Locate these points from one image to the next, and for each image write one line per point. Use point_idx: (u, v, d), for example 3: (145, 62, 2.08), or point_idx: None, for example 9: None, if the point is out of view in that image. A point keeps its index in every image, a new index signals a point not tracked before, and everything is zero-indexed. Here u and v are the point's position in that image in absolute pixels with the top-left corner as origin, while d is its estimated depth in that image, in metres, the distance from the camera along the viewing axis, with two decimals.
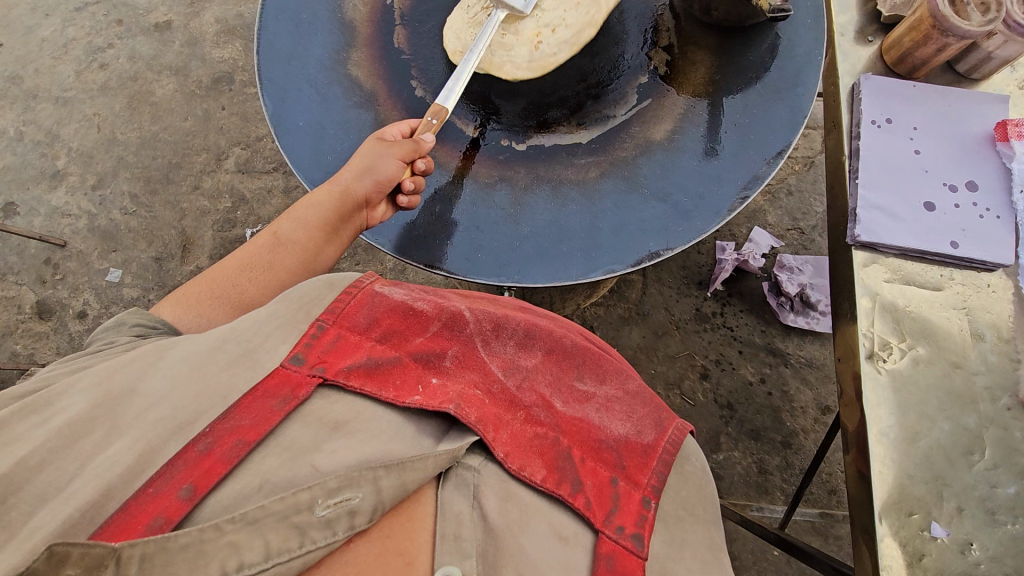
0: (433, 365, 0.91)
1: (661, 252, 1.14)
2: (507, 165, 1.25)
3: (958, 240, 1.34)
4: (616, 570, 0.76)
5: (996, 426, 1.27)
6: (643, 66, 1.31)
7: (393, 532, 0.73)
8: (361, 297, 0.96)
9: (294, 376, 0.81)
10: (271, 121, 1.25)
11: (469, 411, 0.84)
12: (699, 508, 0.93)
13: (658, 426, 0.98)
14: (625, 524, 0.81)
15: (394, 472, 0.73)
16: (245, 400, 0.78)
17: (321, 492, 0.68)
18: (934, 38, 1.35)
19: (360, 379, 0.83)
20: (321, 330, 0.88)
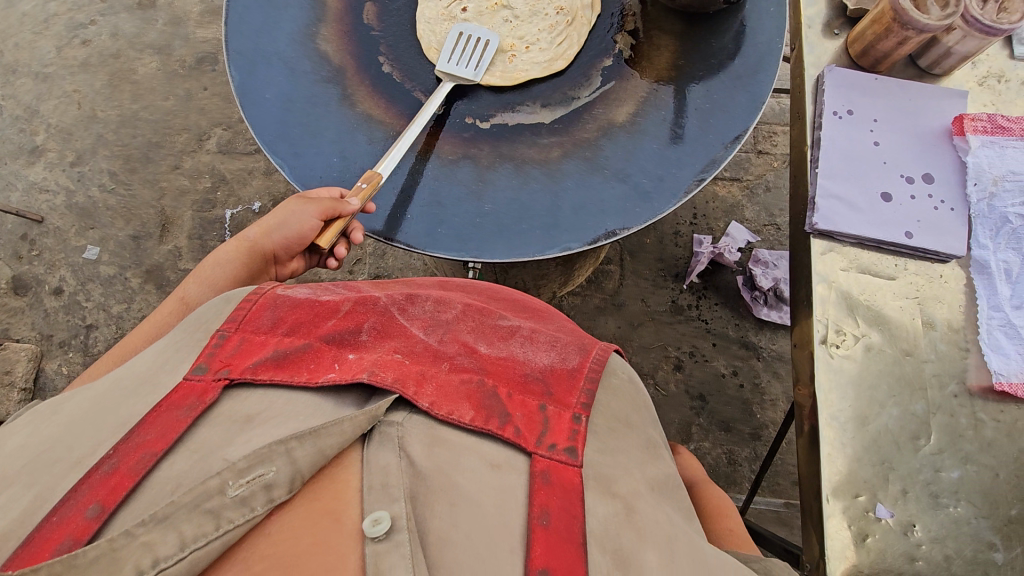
0: (348, 343, 0.92)
1: (617, 231, 1.15)
2: (472, 142, 1.26)
3: (913, 230, 1.37)
4: (553, 480, 0.81)
5: (943, 412, 1.30)
6: (608, 50, 1.33)
7: (317, 495, 0.71)
8: (263, 301, 0.97)
9: (197, 385, 0.81)
10: (238, 93, 1.26)
11: (385, 374, 0.85)
12: (627, 418, 1.02)
13: (582, 351, 1.06)
14: (558, 440, 0.86)
15: (308, 441, 0.72)
16: (148, 417, 0.76)
17: (231, 474, 0.67)
18: (895, 31, 1.38)
19: (270, 371, 0.84)
20: (225, 337, 0.89)
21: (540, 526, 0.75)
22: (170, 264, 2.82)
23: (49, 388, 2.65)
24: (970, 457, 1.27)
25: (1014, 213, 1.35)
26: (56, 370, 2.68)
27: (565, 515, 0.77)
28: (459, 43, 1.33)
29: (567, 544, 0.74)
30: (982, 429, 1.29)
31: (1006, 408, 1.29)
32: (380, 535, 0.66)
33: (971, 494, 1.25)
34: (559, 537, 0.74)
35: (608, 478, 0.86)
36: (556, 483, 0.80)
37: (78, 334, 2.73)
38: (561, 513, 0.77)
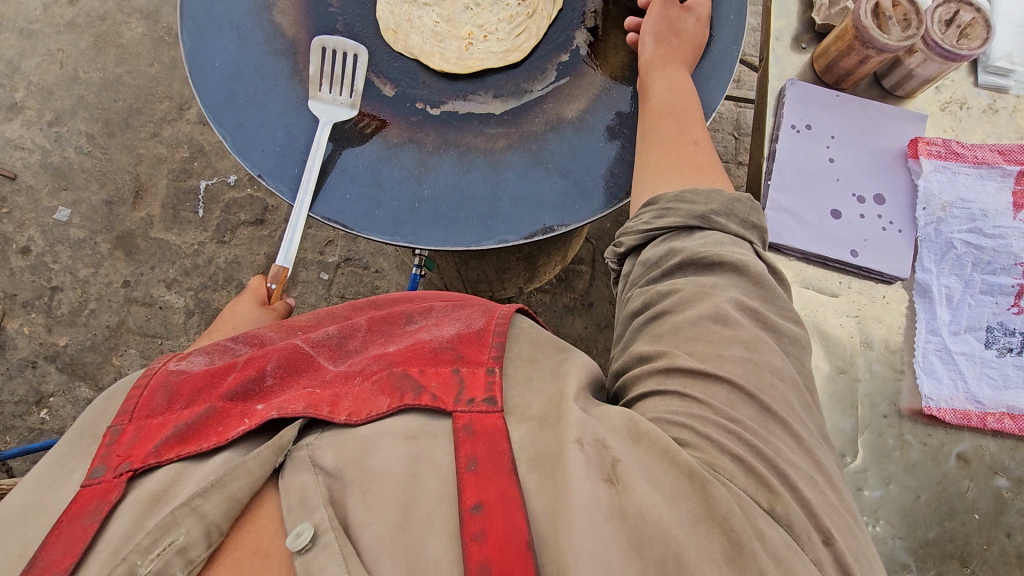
0: (254, 394, 0.91)
1: (554, 228, 1.16)
2: (419, 126, 1.24)
3: (858, 249, 1.37)
4: (475, 431, 0.78)
5: (871, 431, 1.30)
6: (565, 45, 1.30)
7: (240, 543, 0.73)
8: (154, 383, 0.93)
9: (98, 487, 0.78)
10: (187, 60, 1.25)
11: (296, 405, 0.86)
12: (538, 354, 0.96)
13: (487, 314, 1.04)
14: (476, 395, 0.83)
15: (213, 495, 0.73)
16: (49, 537, 0.73)
17: (138, 555, 0.70)
18: (857, 49, 1.37)
19: (174, 448, 0.83)
20: (119, 431, 0.85)
21: (469, 473, 0.72)
22: (140, 232, 2.81)
23: (10, 346, 2.65)
24: (893, 478, 1.28)
25: (959, 239, 1.35)
26: (18, 329, 2.68)
27: (493, 458, 0.73)
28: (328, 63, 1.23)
29: (499, 477, 0.71)
30: (908, 451, 1.30)
31: (933, 431, 1.31)
32: (304, 546, 0.68)
33: (890, 514, 1.26)
34: (489, 473, 0.72)
35: (522, 404, 0.83)
36: (479, 432, 0.77)
37: (43, 295, 2.73)
38: (488, 456, 0.74)
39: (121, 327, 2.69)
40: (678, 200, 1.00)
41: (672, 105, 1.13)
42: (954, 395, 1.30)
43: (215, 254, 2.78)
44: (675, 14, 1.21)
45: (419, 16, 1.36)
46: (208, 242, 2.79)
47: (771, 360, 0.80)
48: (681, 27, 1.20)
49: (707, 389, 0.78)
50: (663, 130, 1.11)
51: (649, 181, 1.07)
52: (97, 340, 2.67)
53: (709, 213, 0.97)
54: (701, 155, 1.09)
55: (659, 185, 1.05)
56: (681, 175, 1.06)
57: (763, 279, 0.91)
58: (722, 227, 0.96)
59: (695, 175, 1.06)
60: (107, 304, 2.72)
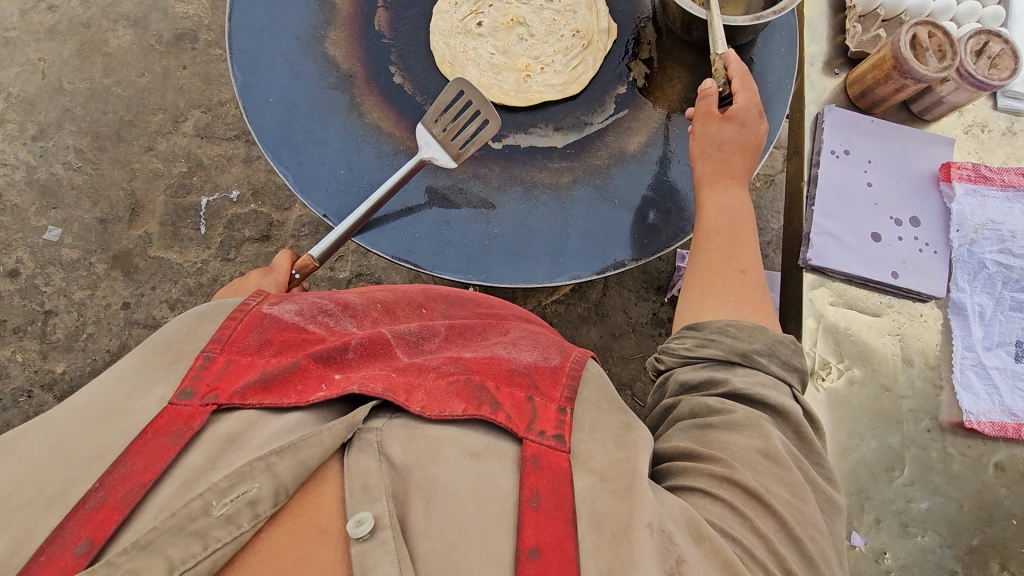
0: (336, 361, 0.94)
1: (625, 262, 1.17)
2: (482, 162, 1.24)
3: (898, 271, 1.43)
4: (542, 465, 0.81)
5: (917, 445, 1.37)
6: (623, 77, 1.32)
7: (302, 510, 0.73)
8: (248, 321, 0.97)
9: (185, 410, 0.81)
10: (241, 96, 1.21)
11: (375, 385, 0.88)
12: (606, 402, 0.97)
13: (563, 353, 1.07)
14: (546, 428, 0.86)
15: (288, 455, 0.74)
16: (133, 445, 0.76)
17: (214, 495, 0.70)
18: (894, 77, 1.42)
19: (258, 394, 0.85)
20: (210, 359, 0.88)
21: (530, 508, 0.76)
22: (138, 250, 2.70)
23: (2, 376, 2.53)
24: (938, 489, 1.35)
25: (990, 260, 1.43)
26: (10, 357, 2.55)
27: (554, 496, 0.78)
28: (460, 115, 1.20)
29: (557, 522, 0.75)
30: (951, 463, 1.37)
31: (972, 443, 1.38)
32: (363, 535, 0.69)
33: (937, 524, 1.34)
34: (549, 516, 0.75)
35: (588, 452, 0.85)
36: (546, 468, 0.81)
37: (35, 320, 2.60)
38: (550, 494, 0.78)
39: (122, 351, 2.59)
40: (721, 331, 1.02)
41: (726, 224, 1.13)
42: (991, 408, 1.38)
43: (220, 272, 2.69)
44: (714, 127, 1.16)
45: (474, 48, 1.34)
46: (211, 260, 2.70)
47: (816, 513, 0.81)
48: (725, 139, 1.15)
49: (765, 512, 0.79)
50: (715, 251, 1.12)
51: (695, 302, 1.10)
52: (98, 366, 2.57)
53: (751, 352, 0.98)
54: (750, 286, 1.08)
55: (704, 310, 1.07)
56: (727, 304, 1.06)
57: (803, 431, 0.92)
58: (764, 368, 0.97)
59: (744, 309, 1.05)
60: (105, 327, 2.61)
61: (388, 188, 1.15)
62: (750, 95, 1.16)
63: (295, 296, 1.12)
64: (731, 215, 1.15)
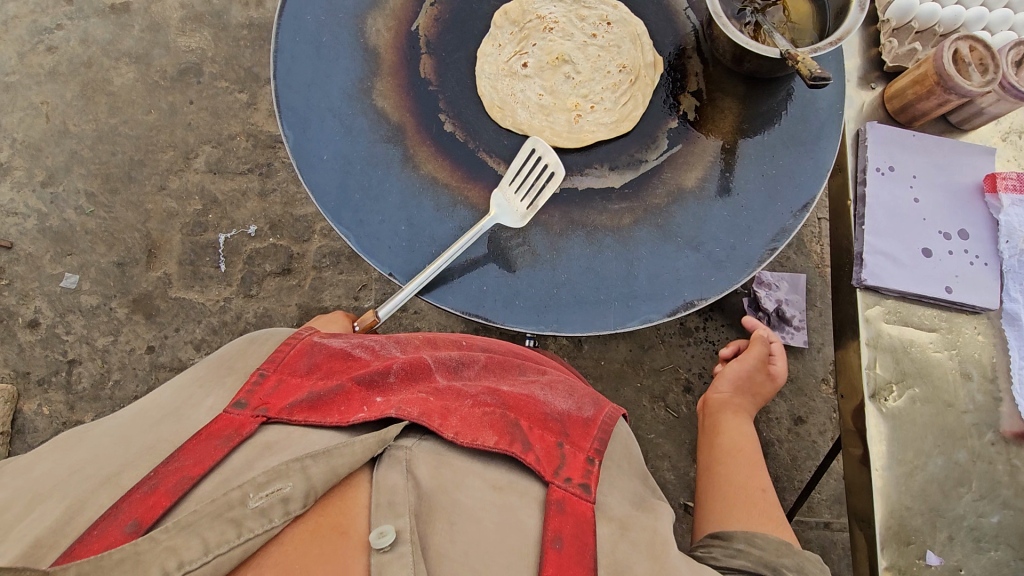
0: (378, 385, 1.05)
1: (695, 303, 1.17)
2: (542, 207, 1.23)
3: (951, 285, 1.43)
4: (566, 509, 0.92)
5: (983, 460, 1.38)
6: (673, 111, 1.31)
7: (325, 510, 0.84)
8: (300, 347, 1.14)
9: (237, 419, 0.95)
10: (295, 156, 1.20)
11: (412, 409, 0.99)
12: (625, 463, 1.13)
13: (597, 405, 1.18)
14: (573, 476, 0.98)
15: (321, 460, 0.84)
16: (189, 444, 0.90)
17: (251, 488, 0.79)
18: (938, 93, 1.42)
19: (304, 412, 0.98)
20: (263, 376, 1.04)
21: (553, 549, 0.86)
22: (159, 292, 2.66)
23: (30, 430, 2.48)
24: (1007, 502, 1.36)
25: None
26: (37, 410, 2.51)
27: (576, 542, 0.88)
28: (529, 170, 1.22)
29: (577, 565, 0.85)
30: (1017, 475, 1.38)
31: None
32: (384, 547, 0.78)
33: (1009, 537, 1.35)
34: (569, 558, 0.86)
35: (607, 504, 0.98)
36: (569, 512, 0.92)
37: (60, 370, 2.56)
38: (571, 538, 0.88)
39: None
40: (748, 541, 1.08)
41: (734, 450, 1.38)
42: None
43: (244, 309, 2.66)
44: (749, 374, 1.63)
45: (522, 90, 1.32)
46: (234, 297, 2.67)
47: None
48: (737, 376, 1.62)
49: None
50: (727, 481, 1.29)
51: (719, 516, 1.21)
52: None
53: (779, 566, 1.01)
54: (768, 505, 1.21)
55: (727, 522, 1.18)
56: (750, 517, 1.18)
57: None
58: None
59: (769, 525, 1.15)
60: (131, 373, 2.57)
61: (457, 249, 1.15)
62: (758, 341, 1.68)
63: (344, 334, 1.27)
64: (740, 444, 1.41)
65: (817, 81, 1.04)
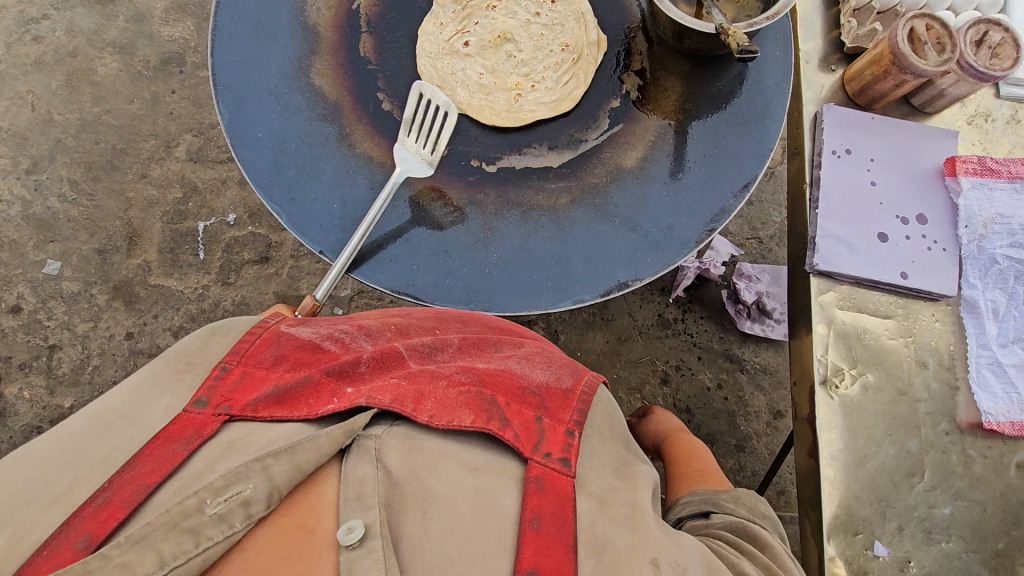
0: (348, 376, 0.92)
1: (629, 283, 1.15)
2: (478, 186, 1.22)
3: (908, 271, 1.40)
4: (545, 486, 0.82)
5: (936, 449, 1.34)
6: (615, 90, 1.29)
7: (290, 510, 0.73)
8: (267, 336, 1.00)
9: (196, 418, 0.82)
10: (229, 133, 1.20)
11: (383, 396, 0.86)
12: (604, 430, 1.05)
13: (574, 375, 1.09)
14: (553, 449, 0.87)
15: (284, 457, 0.74)
16: (145, 449, 0.77)
17: (209, 493, 0.69)
18: (894, 73, 1.38)
19: (270, 408, 0.85)
20: (226, 370, 0.90)
21: (531, 529, 0.76)
22: (138, 279, 2.69)
23: (10, 414, 2.52)
24: (960, 493, 1.32)
25: (1001, 255, 1.39)
26: (17, 394, 2.55)
27: (555, 519, 0.78)
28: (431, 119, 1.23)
29: (558, 546, 0.75)
30: (972, 466, 1.33)
31: (993, 443, 1.34)
32: (353, 543, 0.68)
33: (962, 529, 1.30)
34: (549, 539, 0.75)
35: (586, 477, 0.89)
36: (549, 489, 0.82)
37: (41, 355, 2.59)
38: (551, 516, 0.78)
39: None
40: (692, 496, 1.25)
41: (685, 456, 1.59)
42: (1010, 407, 1.34)
43: (221, 296, 2.68)
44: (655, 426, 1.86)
45: (462, 69, 1.32)
46: (212, 285, 2.69)
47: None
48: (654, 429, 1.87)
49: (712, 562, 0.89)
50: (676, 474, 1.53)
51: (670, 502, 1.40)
52: None
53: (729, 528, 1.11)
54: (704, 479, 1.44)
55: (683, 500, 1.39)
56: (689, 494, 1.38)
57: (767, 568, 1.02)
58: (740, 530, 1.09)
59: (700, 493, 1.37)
60: (110, 359, 2.60)
61: (373, 218, 1.13)
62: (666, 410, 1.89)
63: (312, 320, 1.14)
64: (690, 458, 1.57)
65: (744, 55, 1.03)
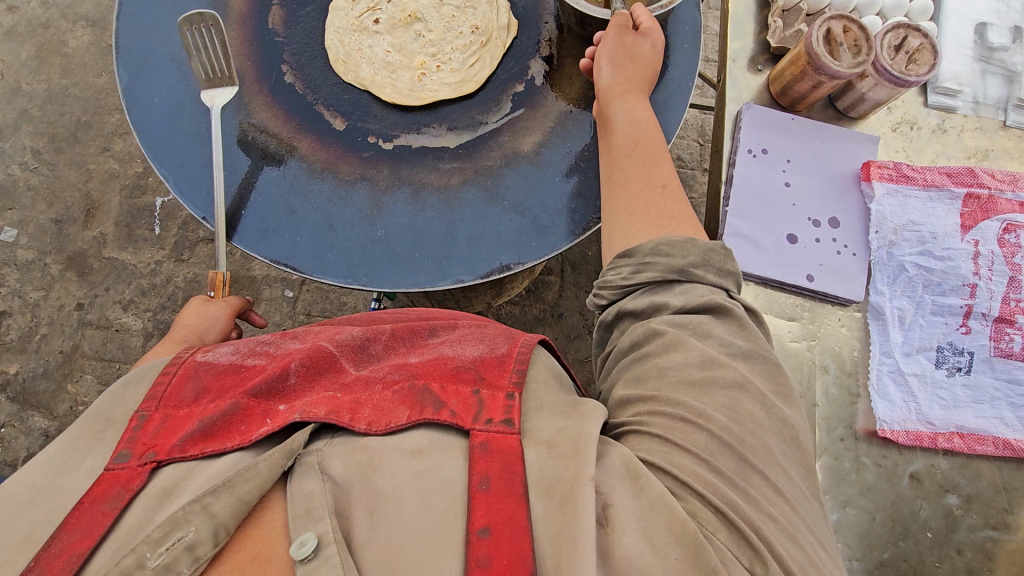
0: (279, 391, 0.99)
1: (510, 267, 1.14)
2: (371, 163, 1.22)
3: (814, 274, 1.38)
4: (490, 449, 0.81)
5: (829, 454, 1.32)
6: (521, 75, 1.29)
7: (243, 545, 0.76)
8: (183, 372, 1.03)
9: (122, 473, 0.83)
10: (126, 97, 1.22)
11: (318, 409, 0.90)
12: (551, 380, 1.01)
13: (510, 341, 1.09)
14: (494, 415, 0.87)
15: (223, 493, 0.76)
16: (70, 517, 0.78)
17: (149, 547, 0.73)
18: (810, 74, 1.37)
19: (198, 443, 0.87)
20: (145, 418, 0.92)
21: (480, 491, 0.76)
22: (93, 252, 2.70)
23: None
24: (850, 500, 1.30)
25: (910, 262, 1.38)
26: None
27: (504, 476, 0.78)
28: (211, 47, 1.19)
29: (508, 499, 0.75)
30: (864, 473, 1.32)
31: (888, 452, 1.33)
32: (307, 556, 0.70)
33: (847, 536, 1.28)
34: (500, 494, 0.76)
35: (538, 428, 0.86)
36: (495, 452, 0.81)
37: None
38: (499, 474, 0.78)
39: (74, 353, 2.58)
40: (654, 253, 0.99)
41: (636, 147, 1.11)
42: (907, 417, 1.33)
43: (174, 273, 2.69)
44: (629, 39, 1.18)
45: (369, 46, 1.32)
46: (165, 261, 2.70)
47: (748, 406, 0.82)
48: (636, 52, 1.18)
49: (682, 432, 0.80)
50: (628, 171, 1.10)
51: (622, 229, 1.07)
52: (50, 367, 2.57)
53: (688, 266, 0.96)
54: (670, 201, 1.06)
55: (632, 237, 1.04)
56: (651, 224, 1.04)
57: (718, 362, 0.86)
58: (701, 279, 0.96)
59: (669, 224, 1.03)
60: (59, 329, 2.61)
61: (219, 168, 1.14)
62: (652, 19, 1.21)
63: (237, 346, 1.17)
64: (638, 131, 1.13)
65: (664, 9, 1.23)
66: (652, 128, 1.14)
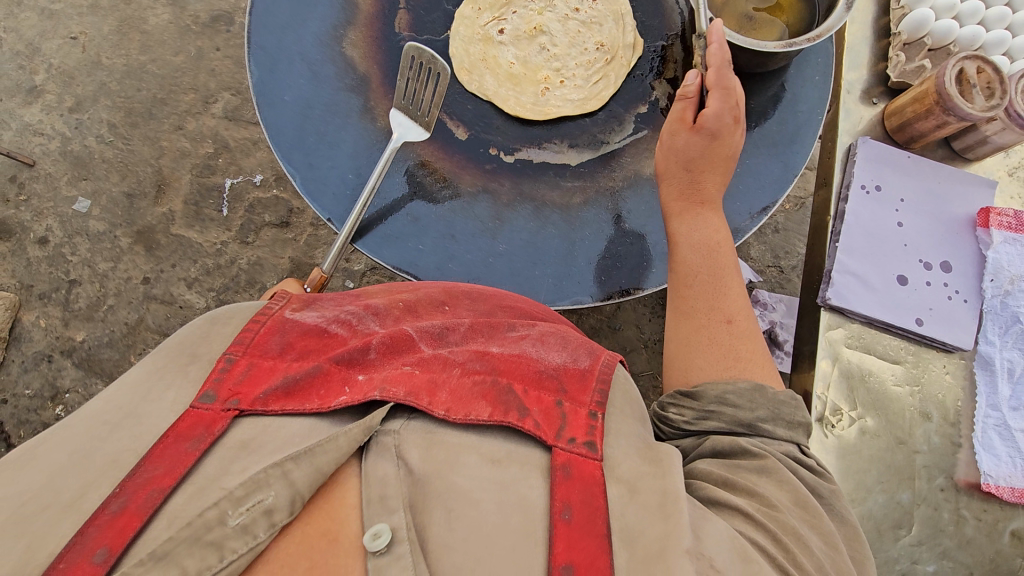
0: (358, 363, 0.91)
1: (632, 292, 1.15)
2: (493, 175, 1.23)
3: (923, 318, 1.35)
4: (573, 474, 0.80)
5: (928, 504, 1.32)
6: (645, 95, 1.30)
7: (312, 518, 0.73)
8: (270, 325, 0.96)
9: (206, 414, 0.80)
10: (256, 93, 1.20)
11: (397, 389, 0.86)
12: (629, 406, 0.95)
13: (591, 354, 1.00)
14: (577, 434, 0.84)
15: (304, 461, 0.74)
16: (155, 449, 0.75)
17: (230, 504, 0.69)
18: (936, 113, 1.33)
19: (280, 400, 0.84)
20: (231, 361, 0.87)
21: (562, 521, 0.75)
22: (162, 227, 2.74)
23: (25, 339, 2.61)
24: (947, 553, 1.32)
25: None
26: (34, 322, 2.63)
27: (586, 508, 0.76)
28: (412, 80, 1.20)
29: (590, 538, 0.73)
30: (963, 527, 1.32)
31: (988, 507, 1.32)
32: (380, 549, 0.69)
33: None
34: (581, 530, 0.74)
35: (619, 459, 0.84)
36: (576, 479, 0.79)
37: (60, 288, 2.67)
38: (581, 505, 0.77)
39: (139, 326, 2.64)
40: (721, 401, 0.95)
41: (700, 274, 1.08)
42: (1013, 472, 1.30)
43: (238, 255, 2.73)
44: (683, 141, 1.12)
45: (497, 56, 1.36)
46: (231, 242, 2.74)
47: (829, 525, 0.81)
48: (694, 155, 1.11)
49: (797, 538, 0.78)
50: (693, 300, 1.08)
51: (684, 363, 1.05)
52: (115, 337, 2.63)
53: (756, 420, 0.93)
54: (738, 339, 1.02)
55: (692, 375, 1.02)
56: (716, 364, 1.01)
57: (807, 501, 0.83)
58: (771, 434, 0.92)
59: (735, 366, 1.00)
60: (125, 301, 2.66)
61: (373, 186, 1.13)
62: (722, 91, 1.08)
63: (316, 302, 1.10)
64: (705, 249, 1.09)
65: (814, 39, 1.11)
66: (721, 239, 1.10)
